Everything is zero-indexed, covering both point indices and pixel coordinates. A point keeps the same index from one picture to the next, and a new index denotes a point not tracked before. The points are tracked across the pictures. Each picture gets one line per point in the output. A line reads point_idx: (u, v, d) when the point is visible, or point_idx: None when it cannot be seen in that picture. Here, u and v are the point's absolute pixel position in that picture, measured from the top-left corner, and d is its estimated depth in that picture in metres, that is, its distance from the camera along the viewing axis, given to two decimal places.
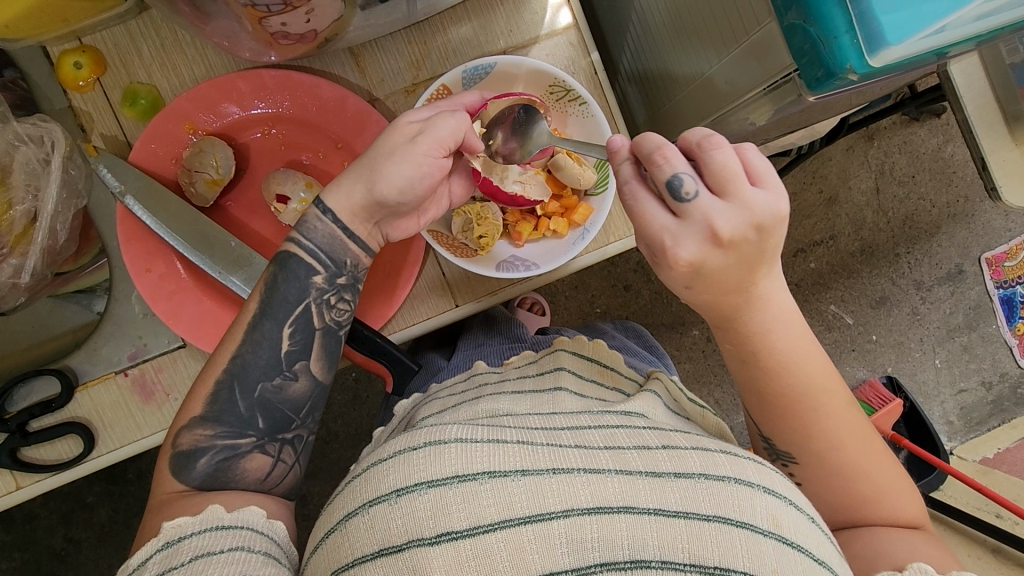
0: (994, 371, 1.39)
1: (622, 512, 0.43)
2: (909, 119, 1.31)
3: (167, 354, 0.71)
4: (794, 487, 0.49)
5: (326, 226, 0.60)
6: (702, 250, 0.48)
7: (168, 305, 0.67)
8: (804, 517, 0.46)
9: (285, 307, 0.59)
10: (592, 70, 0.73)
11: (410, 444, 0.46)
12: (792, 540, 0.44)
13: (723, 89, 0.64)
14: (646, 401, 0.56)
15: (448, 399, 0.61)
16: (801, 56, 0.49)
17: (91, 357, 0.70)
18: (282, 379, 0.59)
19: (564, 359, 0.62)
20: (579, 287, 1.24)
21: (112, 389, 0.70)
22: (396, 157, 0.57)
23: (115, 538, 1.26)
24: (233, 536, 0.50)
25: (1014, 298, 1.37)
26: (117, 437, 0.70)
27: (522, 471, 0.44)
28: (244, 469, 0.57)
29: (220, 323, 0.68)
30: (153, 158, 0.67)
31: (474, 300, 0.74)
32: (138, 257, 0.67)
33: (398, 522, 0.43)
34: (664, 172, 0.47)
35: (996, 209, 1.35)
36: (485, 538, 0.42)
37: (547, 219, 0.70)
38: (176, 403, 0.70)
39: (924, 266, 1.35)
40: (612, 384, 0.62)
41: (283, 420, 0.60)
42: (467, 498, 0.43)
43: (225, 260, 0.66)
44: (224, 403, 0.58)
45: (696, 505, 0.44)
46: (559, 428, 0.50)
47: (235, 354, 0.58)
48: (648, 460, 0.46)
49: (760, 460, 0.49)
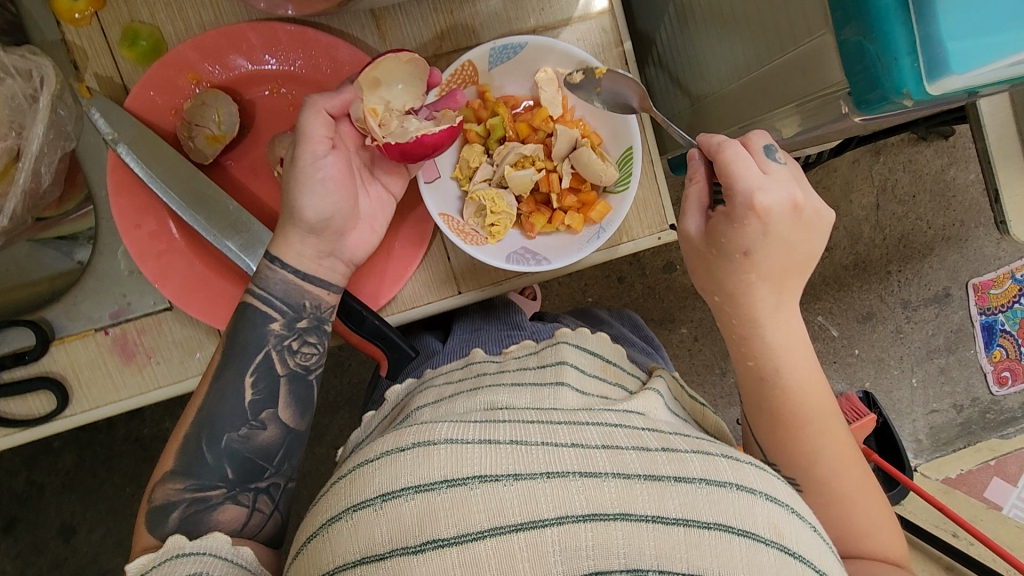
0: (966, 395, 1.41)
1: (619, 519, 0.41)
2: (917, 138, 1.30)
3: (151, 315, 0.67)
4: (796, 494, 0.47)
5: (279, 274, 0.61)
6: (780, 203, 0.52)
7: (156, 265, 0.63)
8: (804, 526, 0.45)
9: (246, 356, 0.60)
10: (623, 60, 0.69)
11: (397, 445, 0.45)
12: (792, 549, 0.43)
13: (758, 97, 0.61)
14: (647, 400, 0.54)
15: (444, 387, 0.59)
16: (854, 74, 0.47)
17: (69, 312, 0.66)
18: (249, 429, 0.59)
19: (567, 353, 0.59)
20: (572, 275, 1.22)
21: (90, 348, 0.66)
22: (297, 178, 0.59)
23: (80, 486, 1.23)
24: (191, 563, 0.50)
25: (995, 326, 1.38)
26: (92, 397, 0.67)
27: (515, 475, 0.42)
28: (216, 522, 0.56)
29: (210, 289, 0.64)
30: (151, 106, 0.62)
31: (477, 289, 0.71)
32: (128, 211, 0.63)
33: (383, 529, 0.42)
34: (760, 140, 0.54)
35: (990, 236, 1.35)
36: (474, 547, 0.40)
37: (562, 213, 0.67)
38: (157, 367, 0.67)
39: (913, 286, 1.36)
40: (614, 380, 0.60)
41: (254, 469, 0.59)
42: (456, 505, 0.41)
43: (220, 224, 0.63)
44: (194, 456, 0.58)
45: (695, 512, 0.41)
46: (555, 424, 0.47)
47: (201, 405, 0.59)
48: (646, 462, 0.44)
49: (763, 466, 0.47)
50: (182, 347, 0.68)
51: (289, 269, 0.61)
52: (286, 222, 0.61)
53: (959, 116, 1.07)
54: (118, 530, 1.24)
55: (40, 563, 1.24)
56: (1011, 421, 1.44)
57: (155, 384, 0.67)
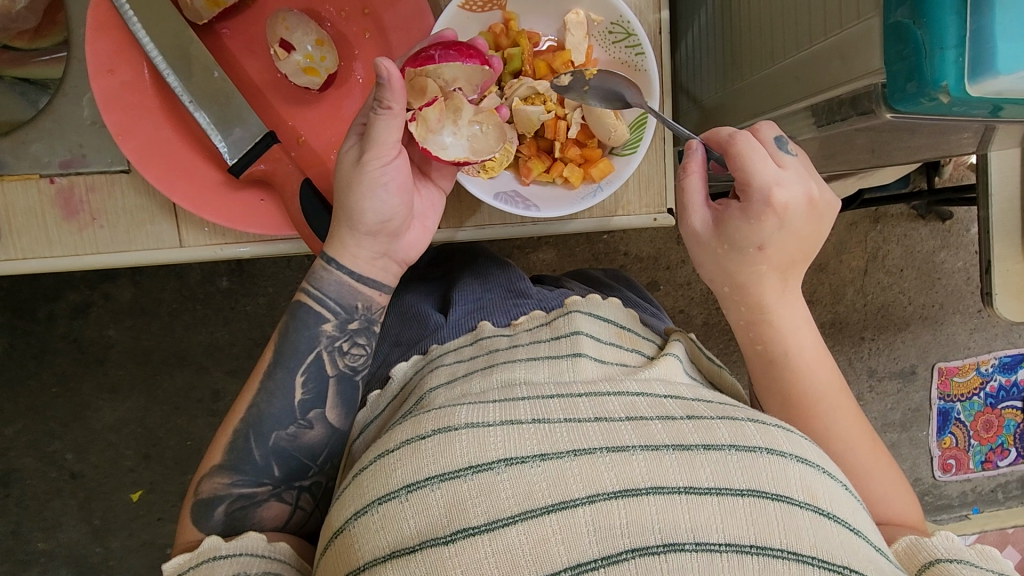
0: (909, 474, 1.41)
1: (650, 493, 0.37)
2: (915, 215, 1.30)
3: (105, 174, 0.62)
4: (824, 455, 0.42)
5: (334, 277, 0.57)
6: (796, 196, 0.50)
7: (121, 117, 0.58)
8: (838, 488, 0.40)
9: (295, 355, 0.57)
10: (657, 28, 0.67)
11: (418, 433, 0.41)
12: (827, 510, 0.38)
13: (788, 85, 0.59)
14: (668, 366, 0.49)
15: (457, 367, 0.53)
16: (894, 62, 0.44)
17: (16, 150, 0.61)
18: (297, 428, 0.57)
19: (581, 322, 0.53)
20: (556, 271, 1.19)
21: (31, 193, 0.61)
22: (360, 186, 0.53)
23: (4, 374, 1.16)
24: (230, 564, 0.48)
25: (950, 413, 1.38)
26: (20, 246, 0.61)
27: (541, 455, 0.39)
28: (261, 518, 0.55)
29: (175, 157, 0.60)
30: None
31: (458, 227, 0.67)
32: (103, 52, 0.57)
33: (411, 521, 0.39)
34: (769, 132, 0.52)
35: (964, 323, 1.35)
36: (506, 532, 0.37)
37: (562, 164, 0.63)
38: (100, 231, 0.62)
39: (881, 356, 1.36)
40: (631, 346, 0.54)
41: (299, 468, 0.57)
42: (483, 491, 0.38)
43: (202, 90, 0.58)
44: (240, 451, 0.56)
45: (727, 478, 0.38)
46: (575, 396, 0.43)
47: (251, 403, 0.57)
48: (672, 432, 0.40)
49: (788, 427, 0.42)
50: (132, 217, 0.63)
51: (336, 266, 0.57)
52: (340, 221, 0.56)
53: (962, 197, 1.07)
54: (33, 429, 1.17)
55: None
56: (946, 508, 1.44)
57: (93, 248, 0.62)
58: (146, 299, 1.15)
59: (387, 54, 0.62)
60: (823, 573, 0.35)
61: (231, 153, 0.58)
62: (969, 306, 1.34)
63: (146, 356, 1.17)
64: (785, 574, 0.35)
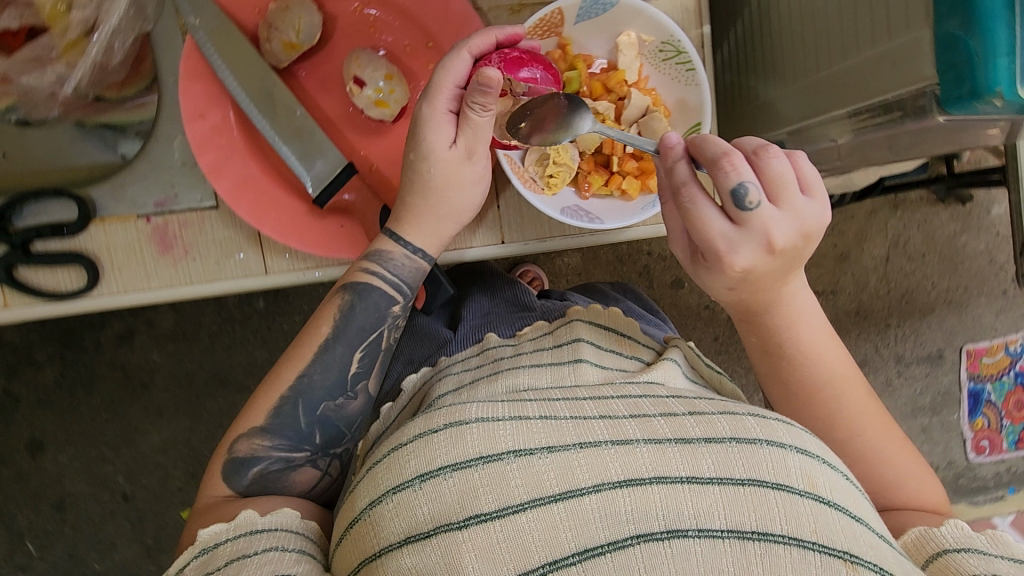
0: (943, 458, 1.43)
1: (654, 483, 0.40)
2: (935, 200, 1.32)
3: (195, 211, 0.66)
4: (825, 447, 0.45)
5: (409, 261, 0.62)
6: (755, 258, 0.50)
7: (213, 157, 0.63)
8: (839, 477, 0.42)
9: (360, 333, 0.61)
10: (700, 43, 0.70)
11: (430, 427, 0.45)
12: (828, 499, 0.41)
13: (834, 91, 0.62)
14: (666, 370, 0.54)
15: (465, 374, 0.60)
16: (947, 70, 0.47)
17: (114, 194, 0.65)
18: (345, 399, 0.61)
19: (581, 330, 0.59)
20: (581, 275, 1.22)
21: (130, 232, 0.65)
22: (467, 176, 0.60)
23: (57, 402, 1.21)
24: (267, 537, 0.50)
25: (981, 394, 1.40)
26: (121, 282, 0.66)
27: (549, 448, 0.43)
28: (293, 481, 0.59)
29: (261, 191, 0.64)
30: (239, 2, 0.63)
31: (521, 241, 0.71)
32: (196, 99, 0.62)
33: (425, 508, 0.42)
34: (730, 179, 0.48)
35: (990, 305, 1.37)
36: (516, 520, 0.40)
37: (620, 176, 0.67)
38: (194, 263, 0.66)
39: (908, 342, 1.38)
40: (630, 353, 0.59)
41: (337, 436, 0.61)
42: (494, 480, 0.41)
43: (285, 129, 0.63)
44: (287, 418, 0.59)
45: (728, 469, 0.41)
46: (581, 398, 0.48)
47: (302, 373, 0.59)
48: (674, 427, 0.44)
49: (790, 421, 0.45)
50: (221, 248, 0.67)
51: (408, 247, 0.61)
52: (412, 204, 0.61)
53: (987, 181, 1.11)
54: (86, 454, 1.22)
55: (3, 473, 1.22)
56: (982, 489, 1.45)
57: (187, 280, 0.66)
58: (187, 325, 1.21)
59: None
60: (820, 556, 0.38)
61: (313, 185, 0.63)
62: (993, 287, 1.36)
63: (190, 378, 1.22)
64: (785, 559, 0.38)
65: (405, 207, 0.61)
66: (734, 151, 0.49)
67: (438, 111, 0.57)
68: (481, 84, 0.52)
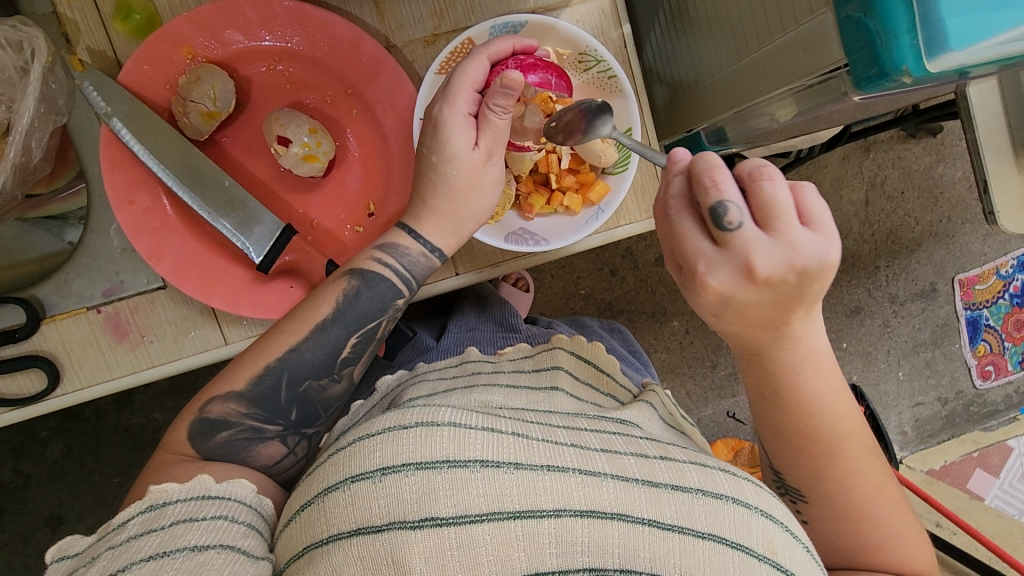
0: (951, 388, 1.43)
1: (615, 519, 0.42)
2: (906, 135, 1.31)
3: (144, 294, 0.66)
4: (789, 513, 0.47)
5: (423, 255, 0.62)
6: (734, 282, 0.48)
7: (150, 241, 0.62)
8: (799, 547, 0.45)
9: (361, 318, 0.60)
10: (621, 43, 0.69)
11: (401, 422, 0.44)
12: (784, 567, 0.43)
13: (757, 79, 0.61)
14: (640, 413, 0.56)
15: (439, 382, 0.60)
16: (853, 52, 0.47)
17: (60, 290, 0.65)
18: (328, 380, 0.60)
19: (563, 359, 0.61)
20: (565, 267, 1.22)
21: (82, 326, 0.65)
22: (484, 180, 0.61)
23: (65, 476, 1.22)
24: (218, 506, 0.49)
25: (979, 321, 1.40)
26: (83, 376, 0.66)
27: (516, 464, 0.42)
28: (260, 453, 0.57)
29: (206, 267, 0.63)
30: (145, 80, 0.61)
31: (475, 270, 0.70)
32: (121, 186, 0.61)
33: (381, 501, 0.41)
34: (711, 197, 0.46)
35: (975, 232, 1.37)
36: (472, 529, 0.40)
37: (560, 194, 0.66)
38: (151, 346, 0.66)
39: (900, 281, 1.37)
40: (606, 391, 0.62)
41: (312, 416, 0.60)
42: (457, 486, 0.41)
43: (216, 200, 0.62)
44: (266, 388, 0.58)
45: (690, 520, 0.42)
46: (555, 425, 0.48)
47: (292, 347, 0.58)
48: (643, 468, 0.45)
49: (757, 481, 0.47)
50: (177, 326, 0.67)
51: (426, 244, 0.62)
52: (438, 206, 0.61)
53: (949, 112, 1.11)
54: (104, 521, 1.23)
55: (26, 553, 1.23)
56: (994, 414, 1.46)
57: (148, 362, 0.66)
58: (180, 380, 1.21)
59: (378, 129, 0.66)
60: None
61: (255, 252, 0.62)
62: (976, 214, 1.36)
63: None
64: None
65: (429, 209, 0.61)
66: (723, 167, 0.48)
67: (461, 116, 0.58)
68: (503, 87, 0.55)
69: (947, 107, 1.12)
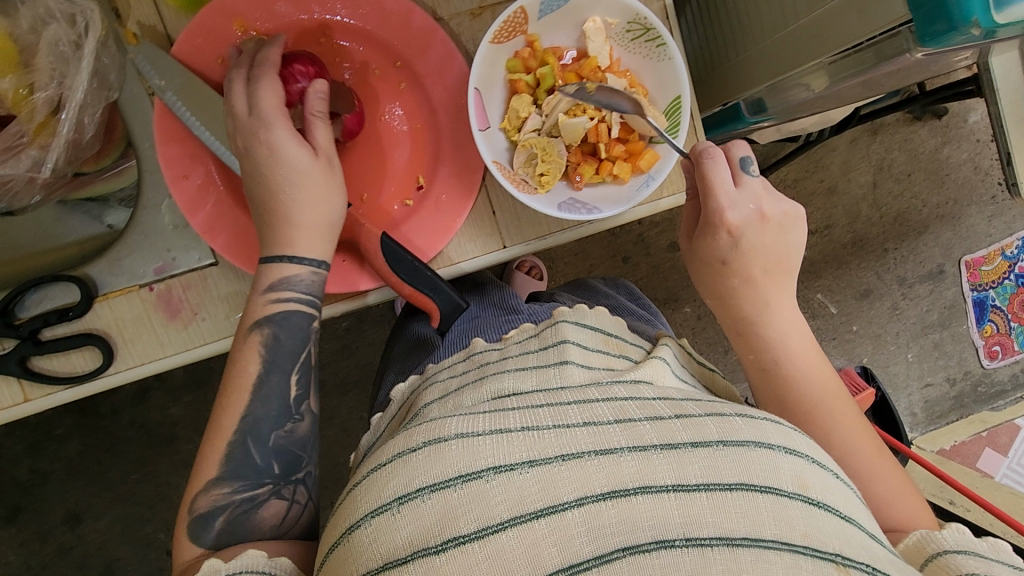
0: (959, 368, 1.42)
1: (639, 493, 0.39)
2: (912, 118, 1.31)
3: (196, 271, 0.66)
4: (818, 448, 0.45)
5: (316, 277, 0.61)
6: (747, 220, 0.57)
7: (206, 216, 0.62)
8: (828, 475, 0.42)
9: (291, 356, 0.60)
10: (665, 13, 0.69)
11: (408, 446, 0.43)
12: (817, 500, 0.40)
13: (805, 43, 0.62)
14: (653, 370, 0.53)
15: (449, 381, 0.57)
16: (919, 7, 0.46)
17: (112, 268, 0.65)
18: (291, 423, 0.59)
19: (568, 332, 0.56)
20: (579, 254, 1.23)
21: (135, 303, 0.65)
22: (325, 181, 0.61)
23: (85, 473, 1.21)
24: None
25: (986, 302, 1.39)
26: (136, 354, 0.65)
27: (530, 462, 0.40)
28: (261, 518, 0.55)
29: (260, 241, 0.63)
30: (198, 53, 0.61)
31: (522, 243, 0.70)
32: (176, 161, 0.61)
33: (402, 532, 0.39)
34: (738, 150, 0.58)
35: (981, 213, 1.36)
36: (498, 538, 0.38)
37: (610, 163, 0.67)
38: (203, 323, 0.66)
39: (908, 263, 1.37)
40: (617, 352, 0.58)
41: (294, 460, 0.58)
42: (474, 499, 0.39)
43: None
44: (239, 460, 0.57)
45: (717, 475, 0.39)
46: (565, 403, 0.46)
47: (244, 412, 0.57)
48: (662, 431, 0.42)
49: (777, 419, 0.45)
50: (228, 303, 0.66)
51: (312, 262, 0.61)
52: (300, 222, 0.60)
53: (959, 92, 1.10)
54: (125, 516, 1.23)
55: (46, 551, 1.22)
56: (1000, 393, 1.44)
57: (200, 340, 0.66)
58: (199, 373, 1.20)
59: (427, 101, 0.66)
60: (813, 561, 0.37)
61: None
62: (982, 195, 1.35)
63: None
64: (778, 564, 0.36)
65: (294, 227, 0.60)
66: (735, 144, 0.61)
67: (288, 139, 0.59)
68: (316, 92, 0.60)
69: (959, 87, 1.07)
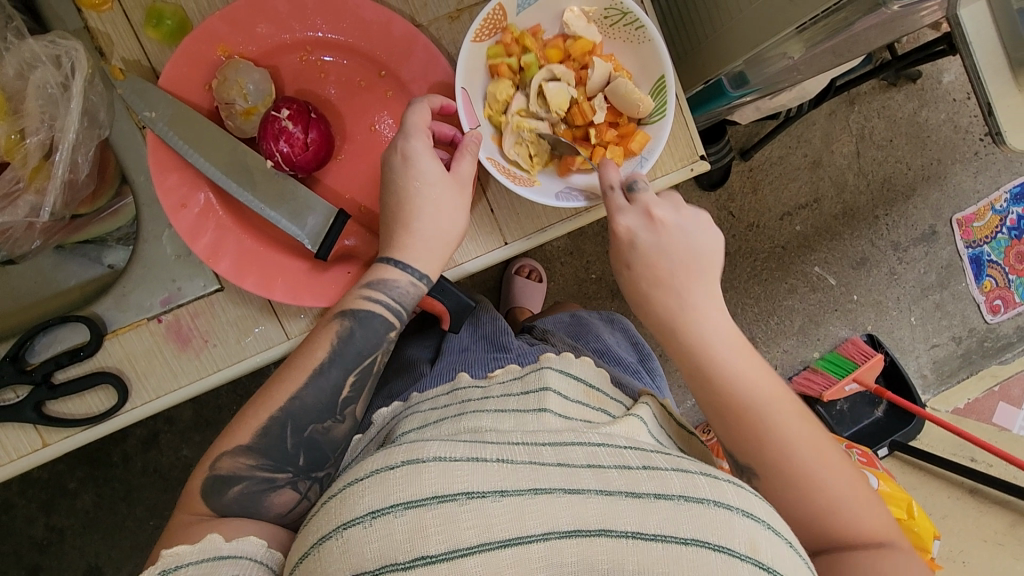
0: (963, 327, 1.41)
1: (599, 535, 0.40)
2: (886, 85, 1.33)
3: (202, 298, 0.66)
4: (773, 509, 0.45)
5: (406, 283, 0.60)
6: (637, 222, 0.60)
7: (209, 241, 0.62)
8: (781, 543, 0.43)
9: (357, 356, 0.58)
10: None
11: (387, 463, 0.42)
12: (768, 565, 0.41)
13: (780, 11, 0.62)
14: (630, 427, 0.51)
15: (430, 412, 0.55)
16: None
17: (120, 304, 0.65)
18: (333, 421, 0.57)
19: (551, 379, 0.54)
20: (574, 253, 1.22)
21: (145, 337, 0.65)
22: (443, 189, 0.61)
23: (101, 525, 1.19)
24: (231, 566, 0.47)
25: (982, 257, 1.39)
26: (150, 388, 0.65)
27: (502, 491, 0.41)
28: (272, 504, 0.55)
29: (263, 261, 0.64)
30: (185, 81, 0.62)
31: (523, 236, 0.71)
32: (173, 190, 0.62)
33: (374, 545, 0.39)
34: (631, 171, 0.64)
35: (966, 170, 1.37)
36: (463, 563, 0.39)
37: (601, 148, 0.67)
38: (215, 349, 0.66)
39: (900, 227, 1.37)
40: (599, 405, 0.56)
41: (321, 459, 0.57)
42: (446, 522, 0.40)
43: (267, 192, 0.63)
44: (273, 438, 0.55)
45: (676, 528, 0.41)
46: (540, 443, 0.45)
47: (294, 395, 0.56)
48: (629, 480, 0.43)
49: (740, 481, 0.45)
50: (238, 327, 0.66)
51: (412, 272, 0.60)
52: (420, 230, 0.60)
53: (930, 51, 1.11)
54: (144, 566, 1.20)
55: None
56: (1008, 345, 1.44)
57: (214, 367, 0.66)
58: (207, 412, 1.19)
59: None
60: None
61: (311, 242, 0.63)
62: (965, 152, 1.36)
63: None
64: None
65: (409, 236, 0.60)
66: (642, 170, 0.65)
67: (425, 151, 0.60)
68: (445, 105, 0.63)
69: (929, 46, 1.08)
